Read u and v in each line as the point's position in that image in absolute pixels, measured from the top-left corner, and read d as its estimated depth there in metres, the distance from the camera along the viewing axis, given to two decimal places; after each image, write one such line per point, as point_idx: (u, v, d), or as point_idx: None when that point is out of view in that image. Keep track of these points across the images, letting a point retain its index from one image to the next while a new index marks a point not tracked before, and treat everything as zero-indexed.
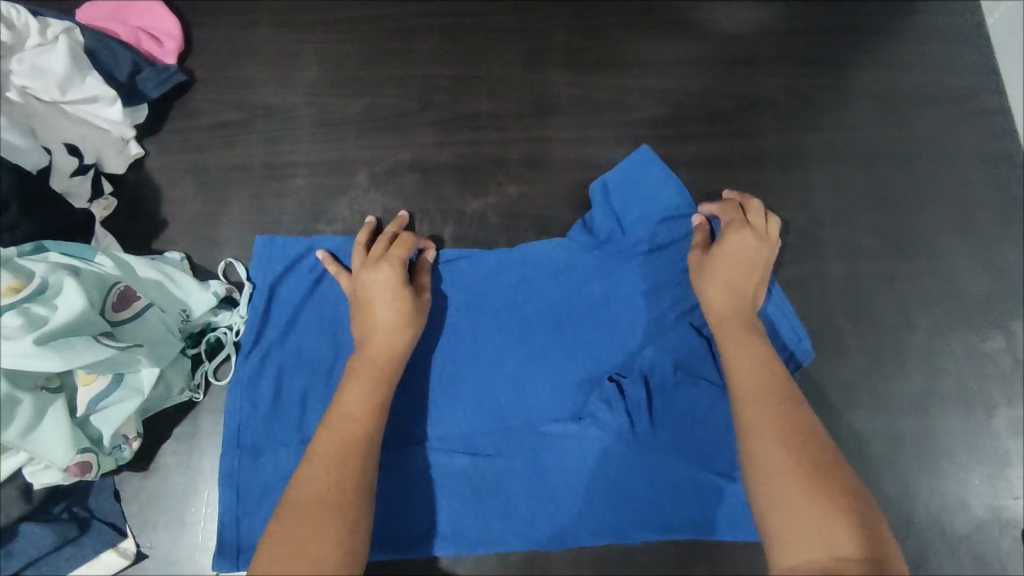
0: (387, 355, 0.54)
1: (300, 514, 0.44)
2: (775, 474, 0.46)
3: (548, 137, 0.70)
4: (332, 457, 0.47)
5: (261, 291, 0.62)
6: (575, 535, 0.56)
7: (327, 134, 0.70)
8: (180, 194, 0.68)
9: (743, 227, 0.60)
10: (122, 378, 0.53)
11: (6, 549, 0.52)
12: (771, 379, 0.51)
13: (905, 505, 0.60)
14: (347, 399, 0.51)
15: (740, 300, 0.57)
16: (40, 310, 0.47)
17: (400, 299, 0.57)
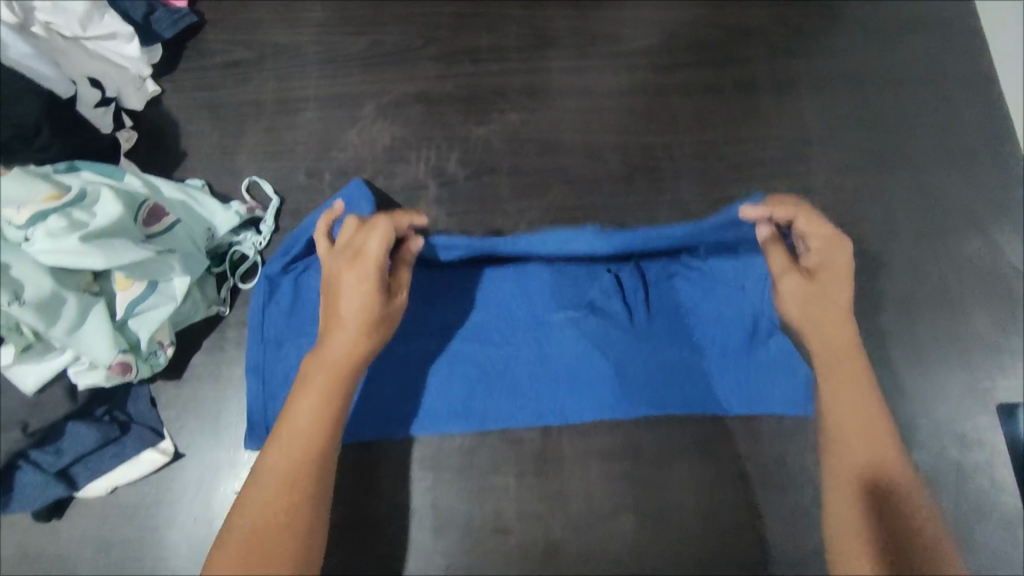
0: (346, 364, 0.50)
1: (243, 554, 0.43)
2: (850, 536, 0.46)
3: (546, 68, 0.72)
4: (276, 492, 0.46)
5: (306, 226, 0.64)
6: (576, 410, 0.60)
7: (334, 71, 0.73)
8: (197, 129, 0.71)
9: (837, 234, 0.52)
10: (156, 285, 0.57)
11: (55, 445, 0.57)
12: (879, 429, 0.49)
13: (894, 400, 0.62)
14: (299, 418, 0.48)
15: (840, 325, 0.52)
16: (81, 216, 0.52)
17: (369, 304, 0.50)
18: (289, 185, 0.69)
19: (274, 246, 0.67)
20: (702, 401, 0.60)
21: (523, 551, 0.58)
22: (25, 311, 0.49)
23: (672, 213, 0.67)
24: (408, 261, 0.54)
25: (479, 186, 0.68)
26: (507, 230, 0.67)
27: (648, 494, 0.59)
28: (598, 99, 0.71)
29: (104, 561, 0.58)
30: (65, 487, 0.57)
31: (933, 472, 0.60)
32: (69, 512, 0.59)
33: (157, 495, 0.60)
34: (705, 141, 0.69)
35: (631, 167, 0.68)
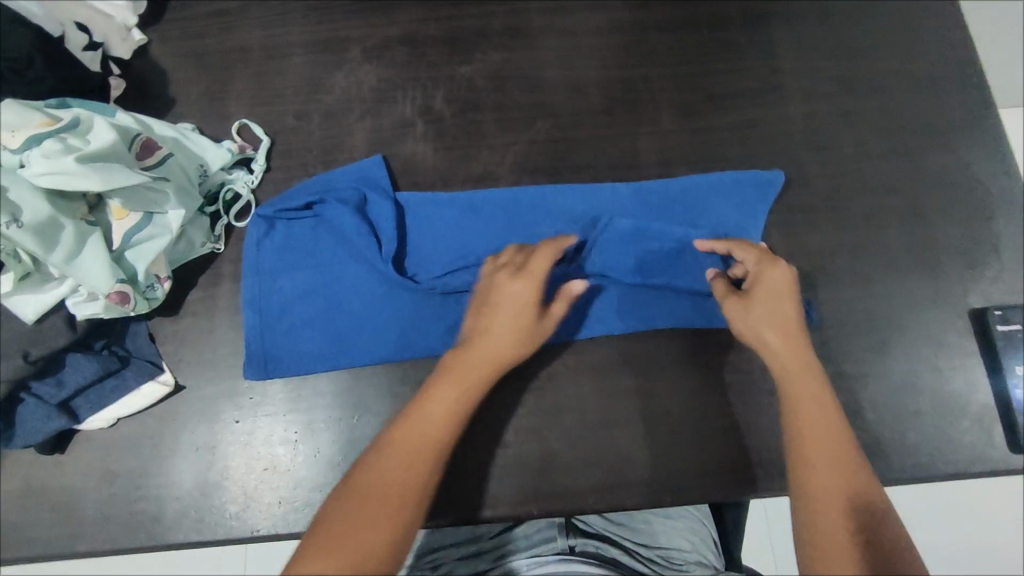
0: (488, 366, 0.56)
1: (362, 500, 0.48)
2: (816, 492, 0.51)
3: (526, 9, 0.74)
4: (404, 464, 0.50)
5: (317, 181, 0.67)
6: (568, 328, 0.62)
7: (318, 17, 0.73)
8: (184, 77, 0.72)
9: (770, 257, 0.61)
10: (152, 216, 0.58)
11: (56, 377, 0.58)
12: (830, 413, 0.55)
13: (870, 311, 0.64)
14: (438, 401, 0.53)
15: (789, 338, 0.58)
16: (76, 142, 0.53)
17: (522, 317, 0.57)
18: (278, 126, 0.70)
19: (266, 185, 0.68)
20: (686, 317, 0.63)
21: (520, 463, 0.59)
22: (23, 234, 0.50)
23: (653, 141, 0.69)
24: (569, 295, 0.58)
25: (465, 122, 0.70)
26: (494, 162, 0.68)
27: (639, 403, 0.61)
28: (577, 37, 0.73)
29: (108, 492, 0.59)
30: (67, 419, 0.57)
31: (909, 373, 0.62)
32: (72, 446, 0.60)
33: (158, 427, 0.61)
34: (683, 74, 0.71)
35: (611, 99, 0.70)
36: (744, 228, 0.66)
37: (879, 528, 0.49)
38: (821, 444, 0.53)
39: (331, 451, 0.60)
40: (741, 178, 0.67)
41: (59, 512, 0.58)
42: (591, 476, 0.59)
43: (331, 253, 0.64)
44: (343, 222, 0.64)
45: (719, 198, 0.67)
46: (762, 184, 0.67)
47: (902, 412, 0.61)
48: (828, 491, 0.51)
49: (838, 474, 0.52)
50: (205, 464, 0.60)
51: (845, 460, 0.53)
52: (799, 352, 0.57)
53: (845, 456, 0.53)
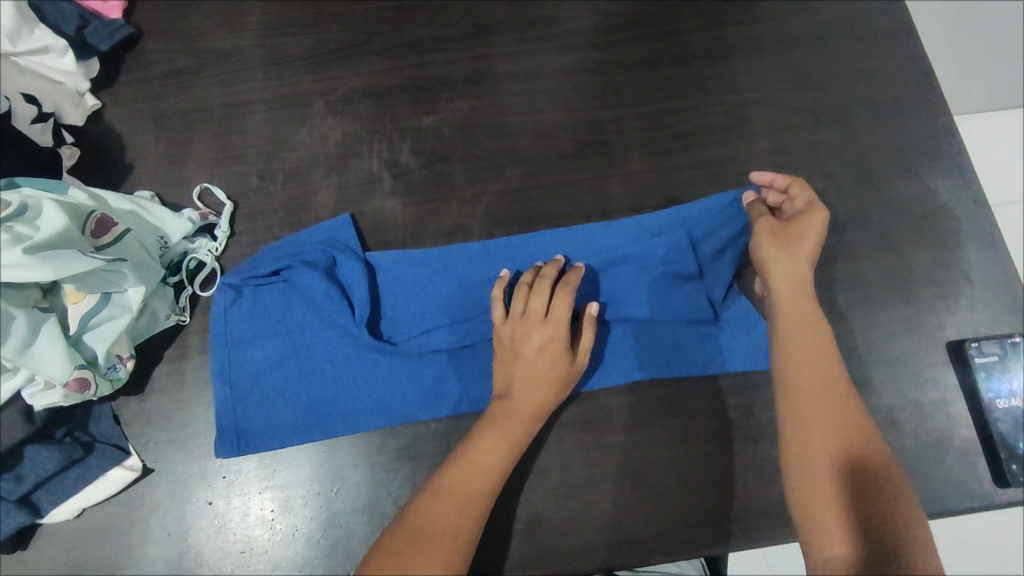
0: (530, 414, 0.57)
1: (412, 542, 0.51)
2: (808, 435, 0.55)
3: (491, 54, 0.73)
4: (449, 509, 0.52)
5: (283, 244, 0.65)
6: None
7: (279, 72, 0.71)
8: (141, 141, 0.69)
9: (818, 202, 0.62)
10: (109, 297, 0.57)
11: (15, 472, 0.55)
12: (832, 363, 0.58)
13: (848, 346, 0.63)
14: (484, 451, 0.55)
15: (807, 270, 0.60)
16: (24, 230, 0.51)
17: (554, 365, 0.58)
18: (241, 186, 0.68)
19: (231, 251, 0.66)
20: (668, 364, 0.62)
21: (505, 528, 0.58)
22: None
23: (623, 185, 0.69)
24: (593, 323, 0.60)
25: (434, 174, 0.68)
26: (465, 214, 0.67)
27: (623, 457, 0.60)
28: (542, 81, 0.72)
29: None
30: (28, 514, 0.55)
31: (889, 406, 0.62)
32: (37, 540, 0.57)
33: (127, 514, 0.58)
34: (650, 115, 0.71)
35: (580, 144, 0.70)
36: (717, 267, 0.66)
37: (869, 460, 0.54)
38: (818, 387, 0.57)
39: (309, 529, 0.58)
40: (715, 214, 0.67)
41: None
42: (578, 537, 0.58)
43: (301, 316, 0.63)
44: (312, 287, 0.62)
45: (693, 238, 0.67)
46: (733, 223, 0.67)
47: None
48: (823, 430, 0.55)
49: (834, 414, 0.56)
50: (178, 551, 0.57)
51: (838, 397, 0.56)
52: (810, 278, 0.60)
53: (839, 399, 0.56)
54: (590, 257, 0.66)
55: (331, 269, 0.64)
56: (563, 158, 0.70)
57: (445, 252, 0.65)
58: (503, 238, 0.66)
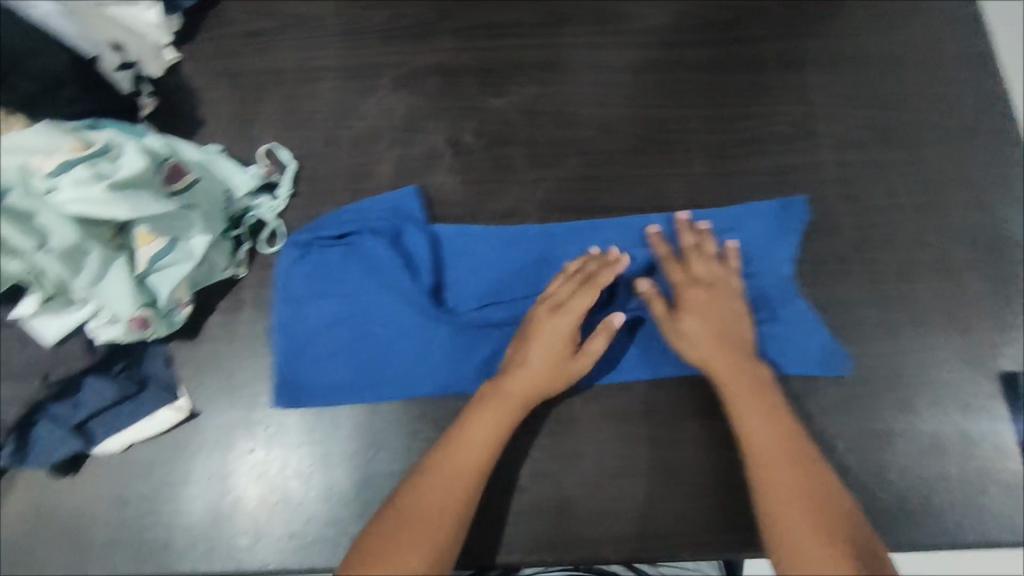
0: (524, 396, 0.58)
1: (400, 525, 0.51)
2: (793, 536, 0.50)
3: (561, 44, 0.74)
4: (435, 493, 0.53)
5: (351, 209, 0.66)
6: (602, 370, 0.62)
7: (353, 42, 0.73)
8: (216, 96, 0.71)
9: (674, 261, 0.64)
10: (176, 243, 0.59)
11: (74, 399, 0.58)
12: (778, 425, 0.55)
13: (897, 367, 0.62)
14: (475, 430, 0.56)
15: (725, 332, 0.60)
16: (105, 168, 0.53)
17: (558, 351, 0.59)
18: (307, 150, 0.69)
19: (292, 210, 0.67)
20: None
21: (536, 510, 0.59)
22: (50, 260, 0.51)
23: (681, 184, 0.69)
24: (654, 299, 0.62)
25: (494, 156, 0.70)
26: (523, 198, 0.68)
27: (658, 452, 0.60)
28: (608, 75, 0.73)
29: (120, 516, 0.58)
30: (83, 442, 0.57)
31: (934, 431, 0.61)
32: (86, 469, 0.59)
33: (172, 452, 0.60)
34: (713, 118, 0.71)
35: (642, 140, 0.71)
36: (778, 271, 0.66)
37: (837, 513, 0.51)
38: (780, 469, 0.53)
39: (346, 488, 0.59)
40: (781, 218, 0.67)
41: (70, 538, 0.58)
42: (607, 525, 0.58)
43: (364, 280, 0.64)
44: (377, 254, 0.64)
45: (751, 238, 0.67)
46: (794, 228, 0.67)
47: (929, 473, 0.59)
48: (800, 522, 0.50)
49: (802, 484, 0.52)
50: (216, 494, 0.59)
51: (801, 464, 0.53)
52: (733, 337, 0.60)
53: (802, 463, 0.53)
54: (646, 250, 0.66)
55: (398, 236, 0.65)
56: (622, 153, 0.70)
57: (507, 231, 0.66)
58: (566, 223, 0.67)
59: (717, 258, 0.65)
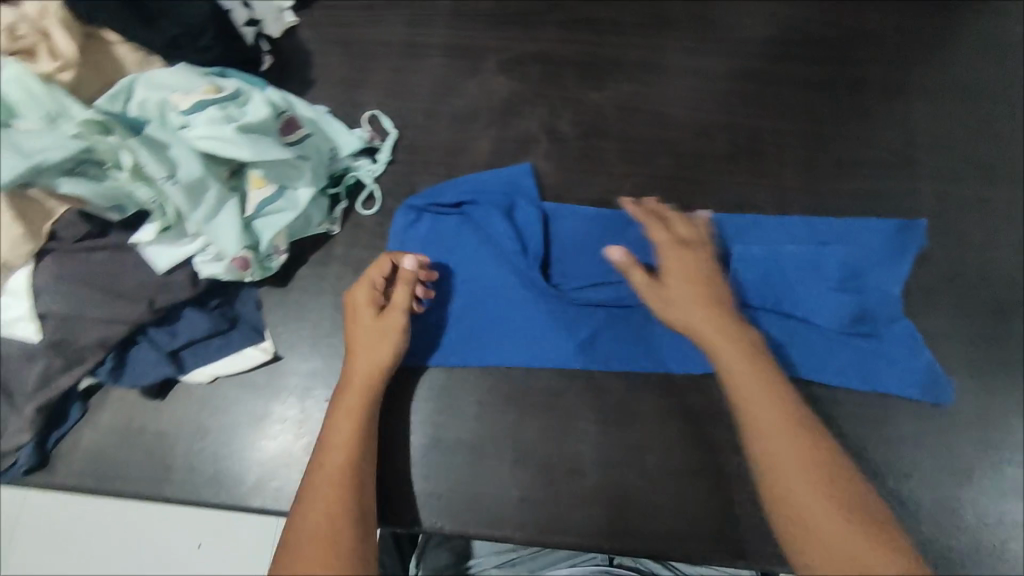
0: (360, 384, 0.57)
1: (291, 549, 0.46)
2: (799, 498, 0.46)
3: (665, 46, 0.74)
4: (319, 506, 0.48)
5: (469, 178, 0.69)
6: (699, 361, 0.62)
7: (461, 23, 0.75)
8: (326, 61, 0.74)
9: (655, 221, 0.63)
10: (284, 192, 0.61)
11: (171, 327, 0.61)
12: (778, 397, 0.51)
13: (968, 406, 0.63)
14: (335, 435, 0.54)
15: (695, 297, 0.57)
16: (235, 112, 0.56)
17: (375, 331, 0.58)
18: (408, 121, 0.71)
19: (388, 176, 0.69)
20: (820, 370, 0.63)
21: (595, 495, 0.60)
22: (174, 190, 0.54)
23: (772, 196, 0.69)
24: (632, 262, 0.60)
25: (588, 148, 0.71)
26: (611, 191, 0.69)
27: (722, 456, 0.60)
28: (708, 80, 0.73)
29: (198, 445, 0.62)
30: (173, 368, 0.61)
31: (998, 473, 0.61)
32: (173, 394, 0.63)
33: (253, 392, 0.63)
34: (812, 134, 0.70)
35: (737, 148, 0.70)
36: (887, 288, 0.65)
37: (852, 497, 0.46)
38: (781, 430, 0.49)
39: (415, 449, 0.62)
40: (895, 235, 0.66)
41: (154, 456, 0.62)
42: (665, 521, 0.59)
43: (476, 247, 0.67)
44: (492, 226, 0.66)
45: (865, 252, 0.66)
46: (911, 248, 0.66)
47: (979, 517, 0.60)
48: (803, 483, 0.46)
49: (810, 463, 0.47)
50: (291, 437, 0.62)
51: (804, 439, 0.48)
52: (710, 302, 0.56)
53: (808, 440, 0.49)
54: (761, 249, 0.66)
55: (511, 210, 0.67)
56: (716, 158, 0.70)
57: (616, 217, 0.68)
58: (677, 215, 0.67)
59: (688, 220, 0.63)
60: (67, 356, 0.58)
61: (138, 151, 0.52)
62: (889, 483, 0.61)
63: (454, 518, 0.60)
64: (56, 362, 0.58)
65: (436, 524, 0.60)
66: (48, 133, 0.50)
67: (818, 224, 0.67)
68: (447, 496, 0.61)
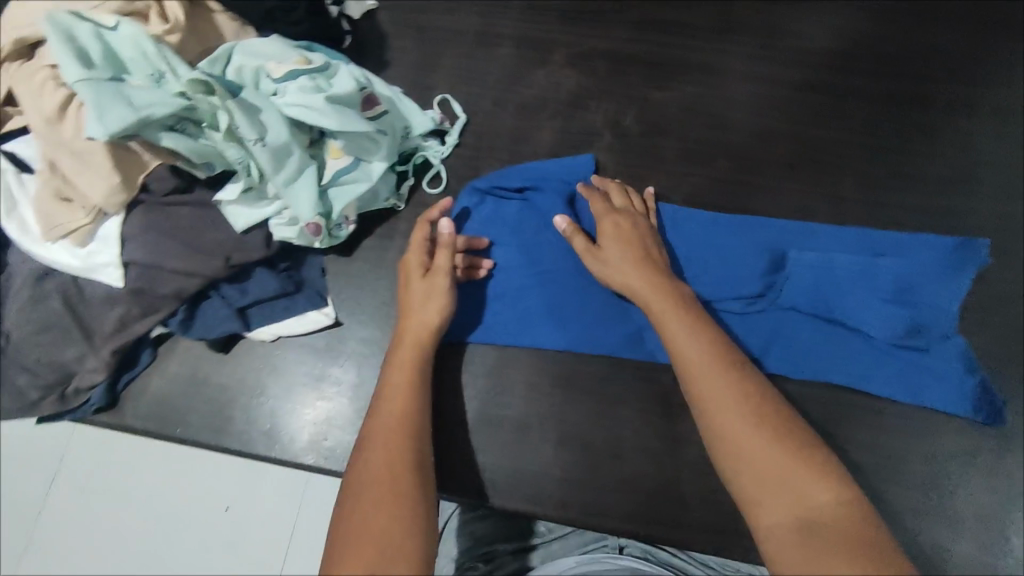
0: (415, 340, 0.59)
1: (360, 489, 0.50)
2: (737, 436, 0.47)
3: (731, 50, 0.75)
4: (385, 453, 0.52)
5: (533, 166, 0.70)
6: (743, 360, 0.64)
7: (533, 17, 0.77)
8: (401, 44, 0.77)
9: (597, 193, 0.66)
10: (359, 164, 0.64)
11: (242, 285, 0.64)
12: (710, 341, 0.53)
13: (1017, 427, 0.63)
14: (391, 387, 0.57)
15: (637, 256, 0.60)
16: (322, 83, 0.60)
17: (422, 292, 0.61)
18: (476, 107, 0.74)
19: (453, 158, 0.72)
20: (870, 379, 0.63)
21: (637, 481, 0.61)
22: (262, 151, 0.57)
23: (830, 204, 0.69)
24: (573, 230, 0.63)
25: (649, 145, 0.72)
26: (670, 189, 0.71)
27: None
28: (772, 86, 0.74)
29: (256, 400, 0.65)
30: (240, 324, 0.64)
31: None
32: (237, 350, 0.67)
33: (313, 354, 0.66)
34: (874, 145, 0.71)
35: (798, 155, 0.71)
36: (945, 305, 0.64)
37: (777, 421, 0.48)
38: (712, 367, 0.51)
39: (463, 422, 0.64)
40: (955, 252, 0.66)
41: (214, 407, 0.65)
42: (704, 512, 0.60)
43: (534, 232, 0.69)
44: (552, 212, 0.68)
45: (923, 267, 0.65)
46: (972, 266, 0.66)
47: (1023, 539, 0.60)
48: (739, 420, 0.48)
49: (738, 393, 0.49)
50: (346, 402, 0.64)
51: (734, 371, 0.51)
52: (645, 259, 0.60)
53: (736, 371, 0.51)
54: (817, 255, 0.66)
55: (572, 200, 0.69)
56: (777, 163, 0.71)
57: (674, 214, 0.69)
58: (733, 217, 0.68)
59: (637, 197, 0.67)
60: (143, 305, 0.62)
61: (235, 113, 0.55)
62: (934, 498, 0.61)
63: (498, 492, 0.62)
64: (134, 310, 0.62)
65: (480, 496, 0.62)
66: (157, 90, 0.54)
67: (877, 235, 0.67)
68: (492, 470, 0.63)
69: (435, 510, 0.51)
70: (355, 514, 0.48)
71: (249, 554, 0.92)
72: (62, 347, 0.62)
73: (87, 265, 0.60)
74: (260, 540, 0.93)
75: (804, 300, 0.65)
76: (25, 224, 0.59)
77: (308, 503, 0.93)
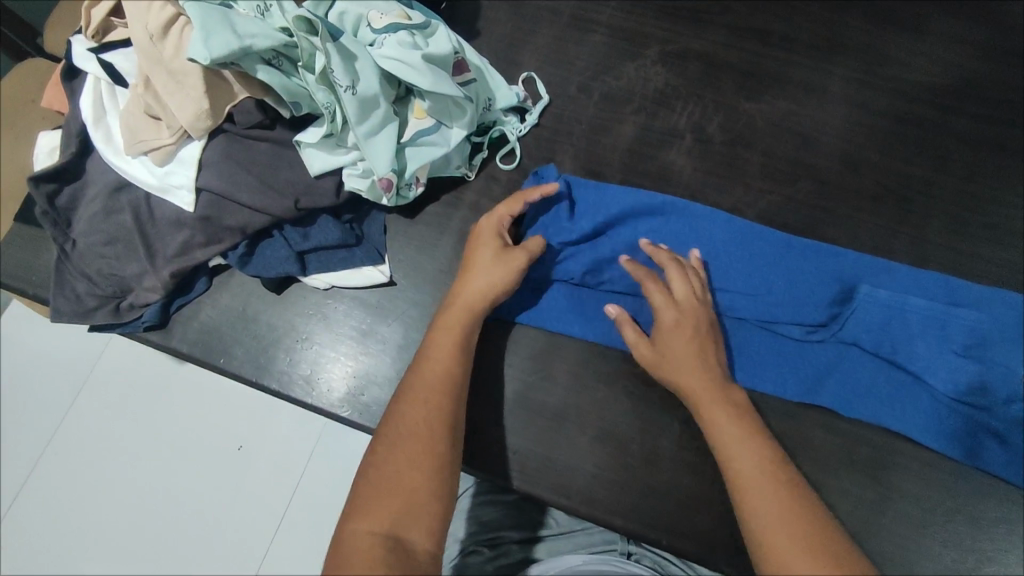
0: (470, 304, 0.58)
1: (390, 444, 0.50)
2: (783, 553, 0.46)
3: (829, 72, 0.73)
4: (420, 412, 0.51)
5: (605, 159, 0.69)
6: (793, 389, 0.63)
7: (632, 7, 0.76)
8: (495, 17, 0.76)
9: (647, 284, 0.61)
10: (439, 127, 0.63)
11: (305, 230, 0.64)
12: (760, 449, 0.52)
13: None
14: (434, 346, 0.56)
15: (697, 369, 0.57)
16: (419, 41, 0.59)
17: (495, 253, 0.60)
18: (560, 90, 0.73)
19: (530, 138, 0.72)
20: (924, 429, 0.60)
21: (667, 490, 0.60)
22: (351, 101, 0.56)
23: (908, 244, 0.67)
24: (622, 322, 0.61)
25: (730, 154, 0.70)
26: (744, 202, 0.69)
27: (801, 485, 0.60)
28: (867, 115, 0.71)
29: (301, 345, 0.66)
30: (298, 267, 0.64)
31: None
32: (289, 292, 0.68)
33: (363, 309, 0.67)
34: (965, 192, 0.68)
35: (881, 189, 0.69)
36: None
37: (822, 539, 0.46)
38: (759, 479, 0.50)
39: (500, 401, 0.64)
40: None
41: (259, 344, 0.66)
42: (732, 534, 0.58)
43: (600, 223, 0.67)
44: (621, 208, 0.67)
45: (1000, 323, 0.62)
46: None
47: None
48: (793, 549, 0.46)
49: (786, 507, 0.48)
50: (386, 362, 0.64)
51: (782, 488, 0.50)
52: (705, 377, 0.56)
53: (784, 485, 0.50)
54: (887, 293, 0.63)
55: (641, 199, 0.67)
56: (858, 195, 0.69)
57: (745, 228, 0.67)
58: (807, 241, 0.66)
59: (697, 278, 0.62)
60: (208, 233, 0.62)
61: (331, 56, 0.55)
62: (970, 562, 0.58)
63: (523, 475, 0.61)
64: (198, 237, 0.62)
65: (506, 477, 0.62)
66: (260, 22, 0.53)
67: (956, 283, 0.64)
68: (520, 452, 0.62)
69: (459, 474, 0.50)
70: (381, 465, 0.49)
71: (257, 491, 0.94)
72: (126, 262, 0.64)
73: (162, 185, 0.61)
74: (270, 479, 0.94)
75: (867, 339, 0.62)
76: (110, 133, 0.62)
77: (322, 451, 0.94)
